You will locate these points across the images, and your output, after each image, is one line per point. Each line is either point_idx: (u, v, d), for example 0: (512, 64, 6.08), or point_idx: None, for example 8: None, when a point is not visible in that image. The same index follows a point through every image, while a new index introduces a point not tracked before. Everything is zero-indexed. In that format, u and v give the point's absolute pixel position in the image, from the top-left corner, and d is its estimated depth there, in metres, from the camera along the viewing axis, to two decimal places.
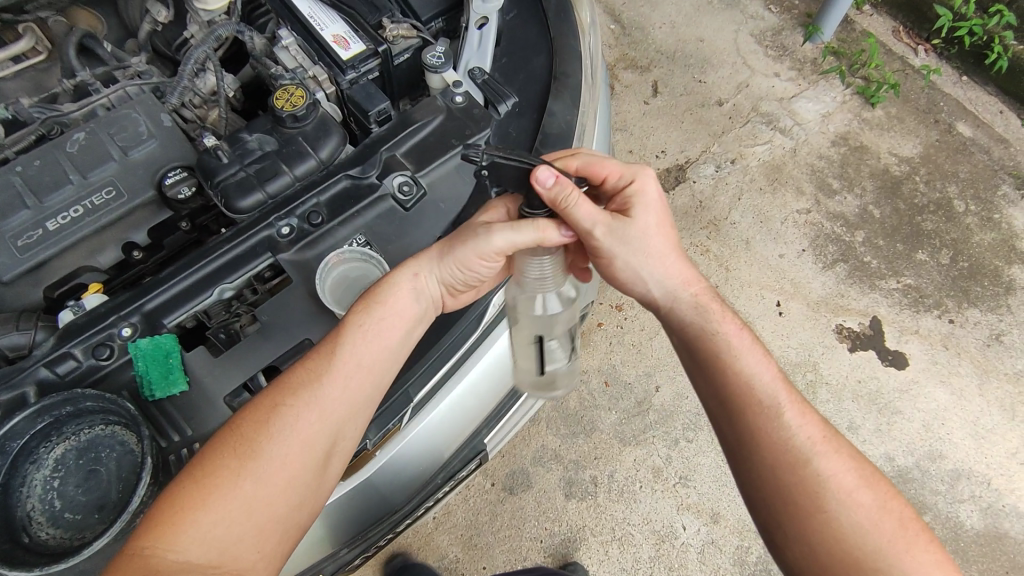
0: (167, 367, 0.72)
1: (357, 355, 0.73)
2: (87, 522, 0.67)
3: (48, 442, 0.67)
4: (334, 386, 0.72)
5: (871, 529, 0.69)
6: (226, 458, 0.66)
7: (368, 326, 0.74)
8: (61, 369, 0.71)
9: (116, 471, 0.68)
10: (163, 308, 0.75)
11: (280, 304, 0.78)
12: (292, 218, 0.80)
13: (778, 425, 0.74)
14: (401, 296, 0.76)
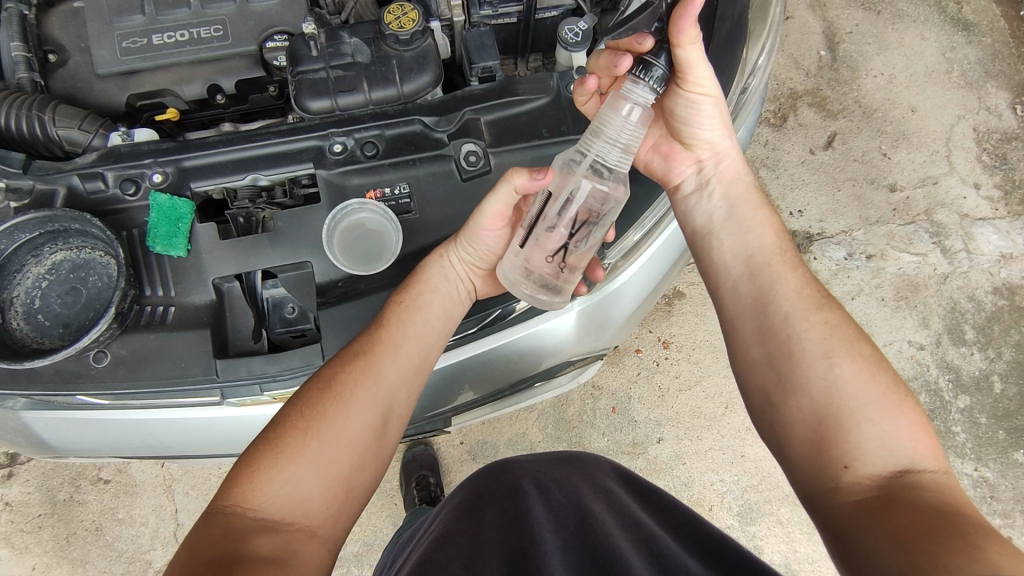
0: (174, 229, 0.74)
1: (407, 328, 0.72)
2: (50, 331, 0.71)
3: (54, 245, 0.73)
4: (391, 356, 0.70)
5: (859, 383, 0.60)
6: (296, 420, 0.63)
7: (413, 304, 0.74)
8: (89, 186, 0.75)
9: (95, 297, 0.72)
10: (196, 171, 0.76)
11: (300, 216, 0.76)
12: (348, 138, 0.77)
13: (779, 280, 0.70)
14: (437, 278, 0.76)
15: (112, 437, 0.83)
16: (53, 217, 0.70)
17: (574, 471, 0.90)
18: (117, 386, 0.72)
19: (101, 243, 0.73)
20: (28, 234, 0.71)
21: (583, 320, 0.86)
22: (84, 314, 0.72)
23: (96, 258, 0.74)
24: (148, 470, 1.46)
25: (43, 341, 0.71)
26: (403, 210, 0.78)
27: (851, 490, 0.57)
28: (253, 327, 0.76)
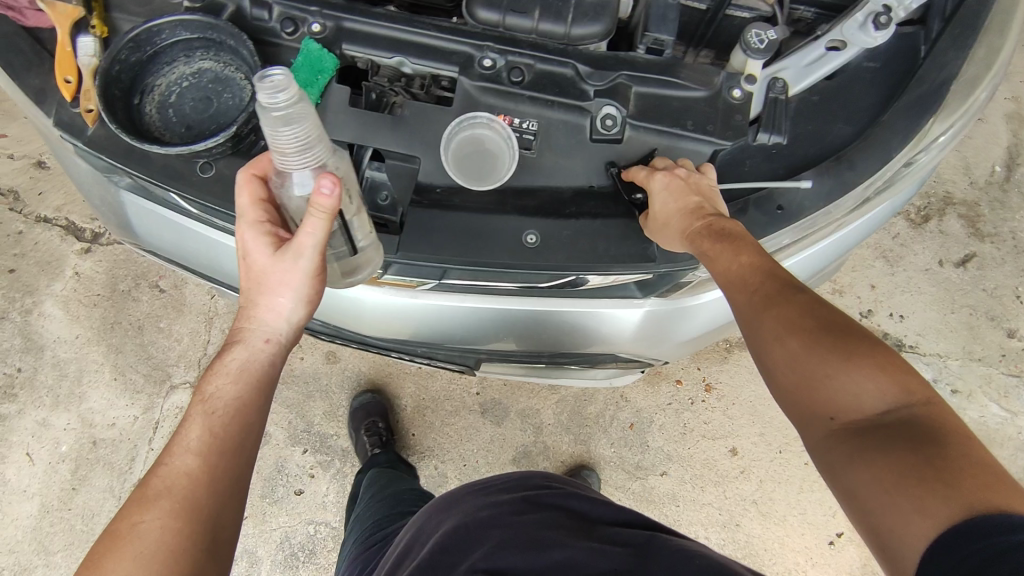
0: (312, 79, 0.75)
1: (212, 425, 0.65)
2: (174, 128, 0.74)
3: (206, 53, 0.76)
4: (189, 453, 0.63)
5: (800, 363, 0.59)
6: (95, 560, 0.57)
7: (204, 412, 0.66)
8: (255, 12, 0.77)
9: (222, 112, 0.75)
10: (352, 35, 0.76)
11: (427, 112, 0.76)
12: (501, 57, 0.76)
13: (731, 251, 0.67)
14: (252, 359, 0.69)
15: (187, 246, 0.88)
16: (218, 26, 0.74)
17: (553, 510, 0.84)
18: (211, 200, 0.75)
19: (247, 67, 0.75)
20: (190, 33, 0.74)
21: (647, 322, 0.85)
22: (206, 125, 0.75)
23: (234, 79, 0.76)
24: (200, 296, 1.55)
25: (164, 134, 0.74)
26: (524, 145, 0.77)
27: (835, 439, 0.57)
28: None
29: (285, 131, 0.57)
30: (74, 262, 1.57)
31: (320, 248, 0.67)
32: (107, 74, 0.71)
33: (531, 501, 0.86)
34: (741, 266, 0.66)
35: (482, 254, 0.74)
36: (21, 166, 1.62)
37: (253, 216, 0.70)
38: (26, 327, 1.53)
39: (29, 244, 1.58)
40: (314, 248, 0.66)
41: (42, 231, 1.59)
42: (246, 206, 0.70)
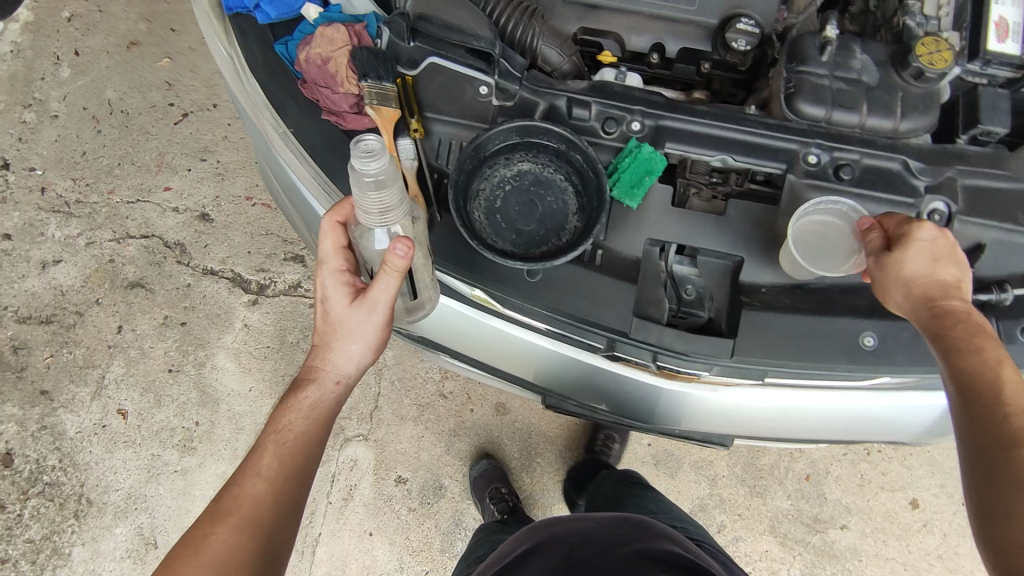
0: (638, 180, 0.74)
1: (280, 458, 0.71)
2: (503, 235, 0.74)
3: (526, 154, 0.76)
4: (261, 480, 0.69)
5: None
6: (174, 557, 0.65)
7: (276, 442, 0.72)
8: (575, 111, 0.76)
9: (549, 216, 0.74)
10: (673, 133, 0.75)
11: (752, 211, 0.75)
12: (829, 153, 0.74)
13: (983, 358, 0.58)
14: (317, 399, 0.75)
15: (464, 335, 0.85)
16: (545, 131, 0.74)
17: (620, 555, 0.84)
18: (542, 306, 0.74)
19: (570, 168, 0.75)
20: (516, 137, 0.74)
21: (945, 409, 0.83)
22: (534, 230, 0.74)
23: (555, 179, 0.75)
24: None
25: (495, 242, 0.73)
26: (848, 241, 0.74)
27: None
28: (650, 296, 0.75)
29: (371, 195, 0.63)
30: (243, 315, 1.58)
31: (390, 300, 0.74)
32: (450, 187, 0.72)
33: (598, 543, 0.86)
34: (1005, 384, 0.56)
35: (819, 358, 0.72)
36: (185, 219, 1.63)
37: (334, 265, 0.75)
38: (200, 381, 1.54)
39: (198, 297, 1.59)
40: (385, 302, 0.72)
41: (210, 283, 1.59)
42: (327, 254, 0.75)
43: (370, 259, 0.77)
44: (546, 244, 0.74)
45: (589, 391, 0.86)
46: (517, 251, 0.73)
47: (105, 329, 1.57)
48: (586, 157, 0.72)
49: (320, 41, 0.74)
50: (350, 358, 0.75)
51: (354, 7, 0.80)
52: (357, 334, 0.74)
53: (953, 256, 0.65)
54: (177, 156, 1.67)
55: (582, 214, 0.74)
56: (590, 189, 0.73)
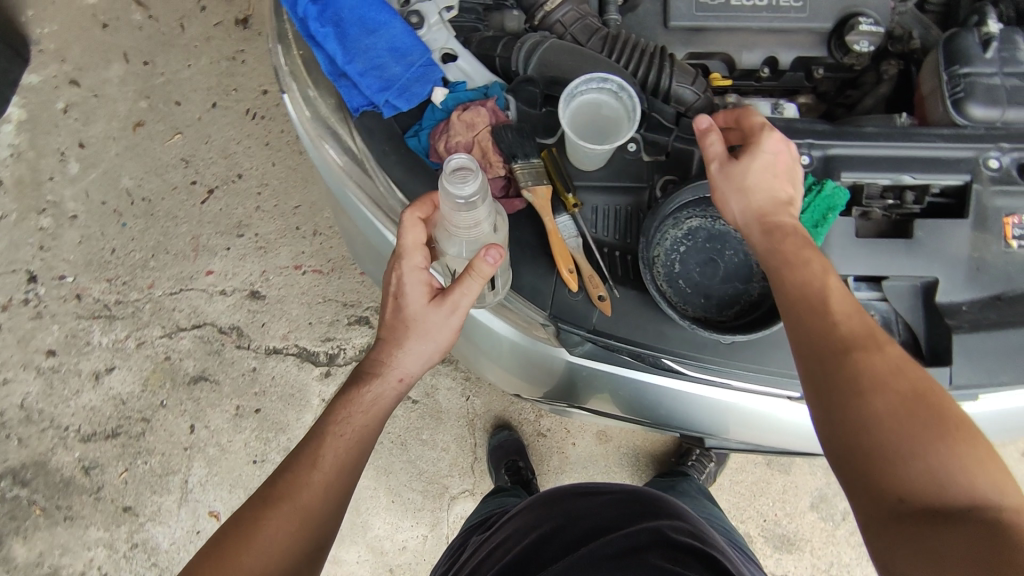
0: (820, 219, 0.69)
1: (337, 456, 0.65)
2: (692, 301, 0.69)
3: (694, 210, 0.71)
4: (322, 471, 0.64)
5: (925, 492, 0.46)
6: (225, 534, 0.61)
7: (341, 440, 0.66)
8: (740, 155, 0.71)
9: (732, 274, 0.70)
10: (846, 161, 0.71)
11: (941, 228, 0.71)
12: (1011, 155, 0.71)
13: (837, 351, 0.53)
14: (380, 399, 0.69)
15: (641, 401, 0.80)
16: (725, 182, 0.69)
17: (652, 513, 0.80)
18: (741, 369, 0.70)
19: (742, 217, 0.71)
20: (689, 195, 0.69)
21: None
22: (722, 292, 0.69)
23: (730, 231, 0.71)
24: (455, 400, 1.49)
25: (687, 312, 0.69)
26: None
27: None
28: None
29: (469, 214, 0.60)
30: (318, 390, 1.50)
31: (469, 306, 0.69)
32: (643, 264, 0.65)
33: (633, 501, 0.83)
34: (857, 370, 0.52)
35: None
36: (235, 300, 1.54)
37: (418, 263, 0.68)
38: None
39: (267, 380, 1.50)
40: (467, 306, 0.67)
41: (277, 363, 1.51)
42: (409, 249, 0.67)
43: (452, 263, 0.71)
44: (737, 305, 0.69)
45: (780, 434, 0.82)
46: (711, 316, 0.69)
47: (176, 431, 1.48)
48: None
49: (459, 127, 0.68)
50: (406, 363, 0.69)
51: (476, 80, 0.73)
52: (431, 334, 0.69)
53: (790, 172, 0.65)
54: (213, 236, 1.57)
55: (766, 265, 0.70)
56: None
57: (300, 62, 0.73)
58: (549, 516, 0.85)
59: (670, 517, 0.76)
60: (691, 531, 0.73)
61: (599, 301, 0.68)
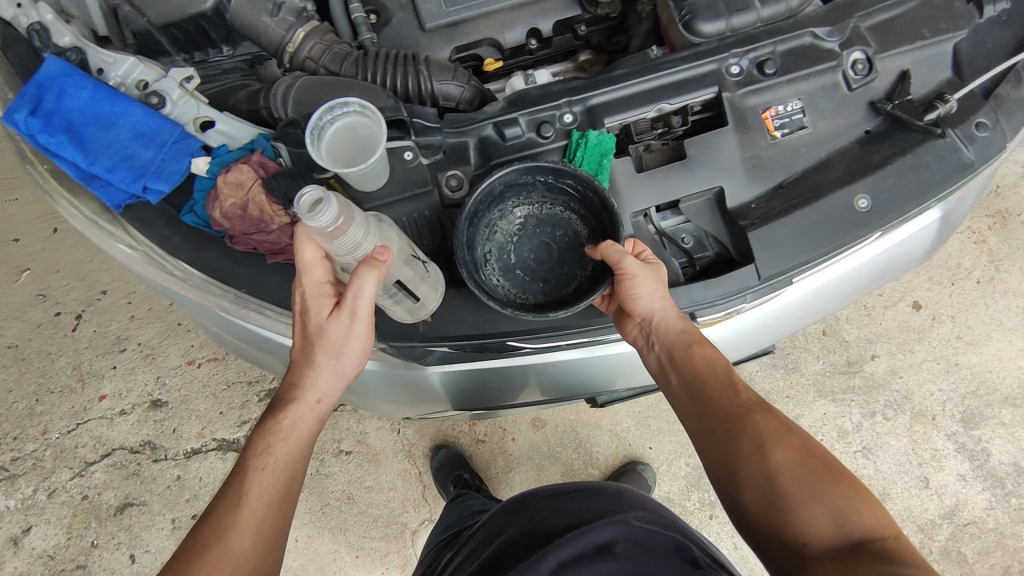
0: (598, 166, 0.73)
1: (265, 492, 0.64)
2: (533, 289, 0.73)
3: (517, 201, 0.74)
4: (255, 505, 0.63)
5: (792, 468, 0.61)
6: None
7: (272, 463, 0.65)
8: (508, 132, 0.73)
9: (562, 255, 0.74)
10: (606, 107, 0.74)
11: (710, 141, 0.75)
12: (746, 58, 0.76)
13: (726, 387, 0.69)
14: (301, 425, 0.68)
15: (513, 386, 0.83)
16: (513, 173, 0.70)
17: (616, 502, 0.83)
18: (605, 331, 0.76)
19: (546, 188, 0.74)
20: (507, 190, 0.72)
21: (942, 216, 0.86)
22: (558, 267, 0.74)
23: (556, 213, 0.75)
24: (387, 438, 1.49)
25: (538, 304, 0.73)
26: (800, 126, 0.77)
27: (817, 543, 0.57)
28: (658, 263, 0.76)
29: (343, 238, 0.60)
30: None
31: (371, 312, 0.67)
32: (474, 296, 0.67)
33: (596, 493, 0.86)
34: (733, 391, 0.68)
35: (833, 239, 0.74)
36: (137, 416, 1.48)
37: (316, 277, 0.67)
38: None
39: (193, 484, 1.45)
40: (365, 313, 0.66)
41: (199, 464, 1.46)
42: (306, 265, 0.66)
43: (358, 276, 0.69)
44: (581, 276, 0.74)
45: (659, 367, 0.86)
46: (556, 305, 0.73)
47: (115, 568, 1.41)
48: (582, 184, 0.71)
49: (227, 190, 0.68)
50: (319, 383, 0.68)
51: (238, 138, 0.73)
52: (339, 351, 0.68)
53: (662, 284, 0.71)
54: (94, 360, 1.51)
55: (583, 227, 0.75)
56: (595, 205, 0.73)
57: (55, 179, 0.72)
58: (508, 526, 0.86)
59: (633, 509, 0.80)
60: (654, 519, 0.77)
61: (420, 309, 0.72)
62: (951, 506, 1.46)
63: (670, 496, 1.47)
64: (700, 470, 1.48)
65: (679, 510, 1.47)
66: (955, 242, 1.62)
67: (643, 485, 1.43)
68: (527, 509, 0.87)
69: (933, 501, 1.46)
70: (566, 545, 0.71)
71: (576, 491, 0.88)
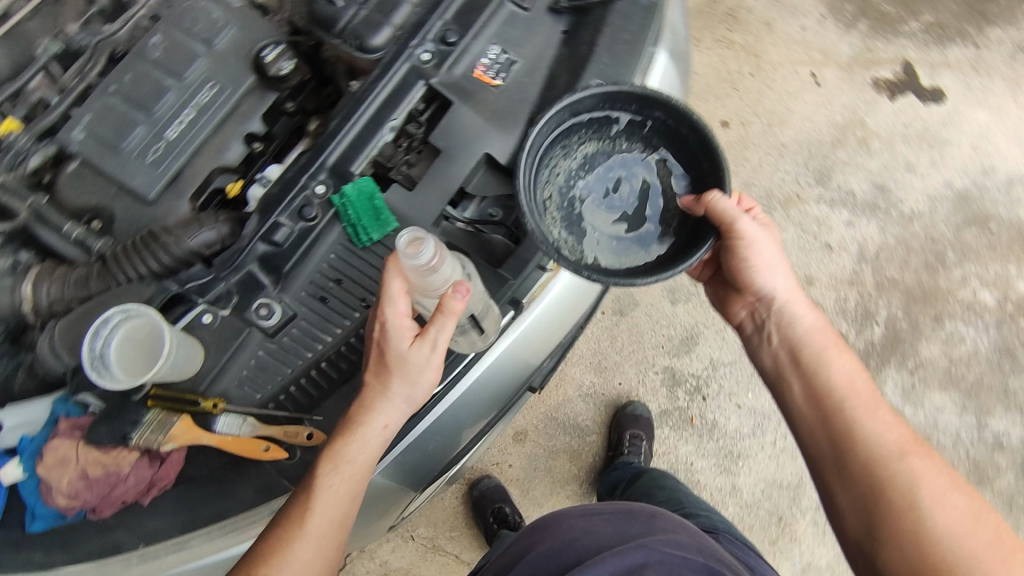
0: (374, 209, 0.73)
1: (323, 517, 0.65)
2: (578, 248, 0.80)
3: (587, 138, 0.84)
4: (307, 545, 0.64)
5: (921, 472, 0.70)
6: None
7: (309, 535, 0.64)
8: (278, 237, 0.72)
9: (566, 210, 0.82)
10: (345, 158, 0.74)
11: (449, 125, 0.77)
12: (428, 42, 0.78)
13: (838, 369, 0.79)
14: (367, 446, 0.65)
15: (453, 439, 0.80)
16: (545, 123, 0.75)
17: (650, 523, 0.83)
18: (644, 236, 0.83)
19: (612, 120, 0.83)
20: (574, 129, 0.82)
21: (672, 55, 0.96)
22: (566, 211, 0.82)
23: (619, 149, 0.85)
24: (406, 550, 1.43)
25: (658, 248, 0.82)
26: (510, 64, 0.81)
27: (914, 534, 0.67)
28: (484, 246, 0.78)
29: (436, 276, 0.63)
30: None
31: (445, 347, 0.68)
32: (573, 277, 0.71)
33: (628, 512, 0.87)
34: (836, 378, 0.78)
35: None
36: None
37: (400, 309, 0.66)
38: None
39: None
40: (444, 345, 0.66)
41: None
42: (395, 295, 0.66)
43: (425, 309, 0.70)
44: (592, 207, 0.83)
45: (569, 323, 0.82)
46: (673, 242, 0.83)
47: None
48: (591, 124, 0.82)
49: (56, 472, 0.65)
50: (349, 464, 0.65)
51: (37, 418, 0.68)
52: (411, 378, 0.66)
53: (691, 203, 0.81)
54: None
55: (570, 162, 0.83)
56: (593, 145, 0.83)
57: None
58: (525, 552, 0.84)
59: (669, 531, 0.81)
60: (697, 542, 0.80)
61: (312, 439, 0.69)
62: (857, 250, 1.61)
63: (663, 408, 1.52)
64: (669, 370, 1.54)
65: (678, 413, 1.51)
66: (715, 57, 1.76)
67: (644, 422, 1.46)
68: (546, 534, 0.84)
69: (844, 257, 1.60)
70: (594, 568, 0.72)
71: (604, 512, 0.86)
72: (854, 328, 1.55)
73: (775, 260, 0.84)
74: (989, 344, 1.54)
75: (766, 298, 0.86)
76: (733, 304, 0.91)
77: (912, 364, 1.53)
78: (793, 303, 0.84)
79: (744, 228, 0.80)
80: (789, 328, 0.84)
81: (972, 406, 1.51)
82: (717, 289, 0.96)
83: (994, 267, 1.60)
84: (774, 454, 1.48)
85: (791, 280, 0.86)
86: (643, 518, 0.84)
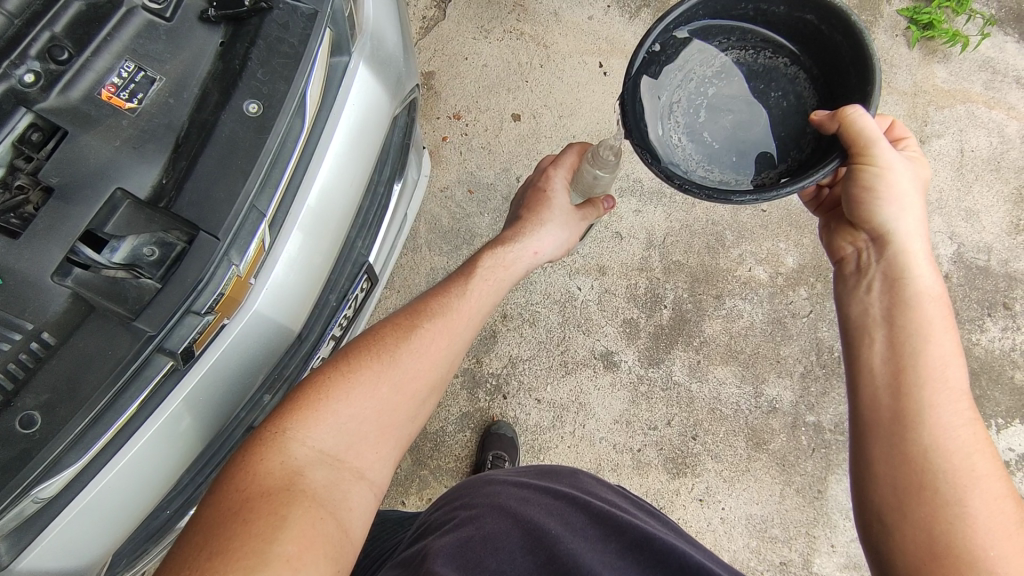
0: None
1: (451, 329, 0.92)
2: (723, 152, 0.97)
3: (726, 44, 1.00)
4: (408, 359, 0.86)
5: (957, 454, 0.76)
6: (335, 369, 0.82)
7: (440, 330, 0.91)
8: None
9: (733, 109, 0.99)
10: None
11: (66, 158, 0.67)
12: (29, 60, 0.65)
13: (926, 341, 0.83)
14: (480, 291, 0.98)
15: (126, 506, 0.74)
16: (670, 21, 0.91)
17: (613, 503, 0.89)
18: (729, 157, 0.97)
19: (749, 29, 0.99)
20: (764, 30, 0.99)
21: (370, 59, 0.87)
22: (689, 116, 0.99)
23: (735, 58, 1.00)
24: None
25: (763, 173, 0.95)
26: (149, 83, 0.71)
27: (941, 505, 0.74)
28: (133, 292, 0.66)
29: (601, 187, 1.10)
30: None
31: (583, 225, 1.11)
32: (667, 184, 0.88)
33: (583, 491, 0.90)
34: (930, 336, 0.83)
35: (251, 156, 0.72)
36: None
37: (559, 182, 1.09)
38: None
39: None
40: (585, 221, 1.11)
41: None
42: (562, 175, 1.10)
43: (582, 190, 1.12)
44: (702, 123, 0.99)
45: (252, 359, 0.80)
46: (764, 172, 0.95)
47: None
48: (725, 24, 0.98)
49: None
50: (481, 290, 0.98)
51: None
52: (555, 231, 1.07)
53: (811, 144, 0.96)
54: None
55: (705, 65, 1.00)
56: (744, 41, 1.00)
57: None
58: (476, 496, 0.85)
59: (637, 515, 0.87)
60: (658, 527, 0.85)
61: None
62: (645, 237, 1.64)
63: (465, 411, 1.51)
64: (469, 371, 1.53)
65: (479, 414, 1.51)
66: (505, 48, 1.69)
67: (508, 442, 1.46)
68: (488, 488, 0.86)
69: (633, 245, 1.63)
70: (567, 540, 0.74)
71: (531, 474, 0.95)
72: (644, 313, 1.59)
73: (910, 191, 0.89)
74: (763, 316, 1.62)
75: (882, 240, 0.91)
76: (842, 240, 0.97)
77: (697, 343, 1.60)
78: (907, 256, 0.88)
79: (885, 155, 0.85)
80: (897, 285, 0.88)
81: (750, 377, 1.60)
82: (824, 231, 1.05)
83: (768, 246, 1.66)
84: (573, 444, 1.52)
85: (928, 260, 0.89)
86: (567, 478, 0.95)
